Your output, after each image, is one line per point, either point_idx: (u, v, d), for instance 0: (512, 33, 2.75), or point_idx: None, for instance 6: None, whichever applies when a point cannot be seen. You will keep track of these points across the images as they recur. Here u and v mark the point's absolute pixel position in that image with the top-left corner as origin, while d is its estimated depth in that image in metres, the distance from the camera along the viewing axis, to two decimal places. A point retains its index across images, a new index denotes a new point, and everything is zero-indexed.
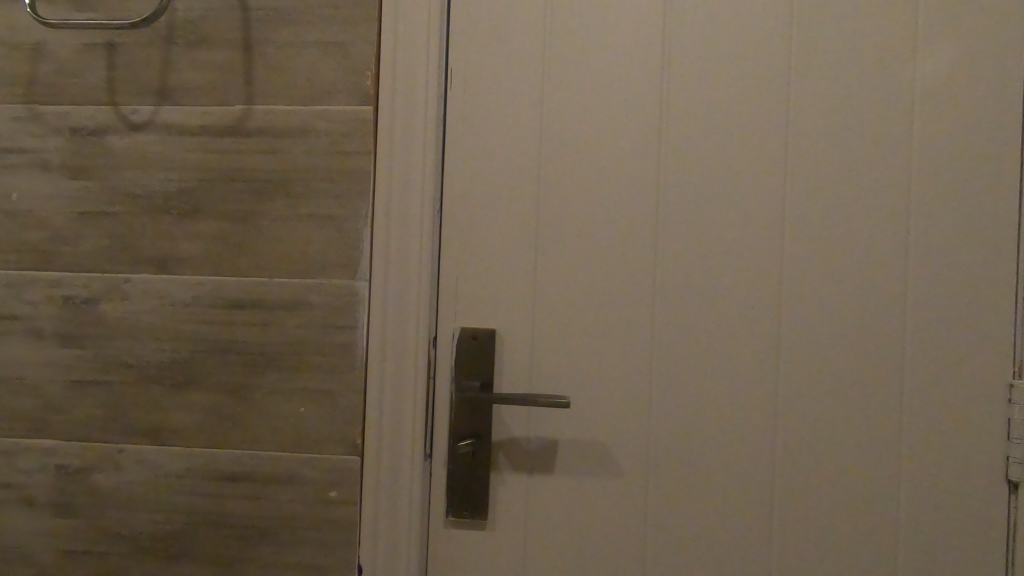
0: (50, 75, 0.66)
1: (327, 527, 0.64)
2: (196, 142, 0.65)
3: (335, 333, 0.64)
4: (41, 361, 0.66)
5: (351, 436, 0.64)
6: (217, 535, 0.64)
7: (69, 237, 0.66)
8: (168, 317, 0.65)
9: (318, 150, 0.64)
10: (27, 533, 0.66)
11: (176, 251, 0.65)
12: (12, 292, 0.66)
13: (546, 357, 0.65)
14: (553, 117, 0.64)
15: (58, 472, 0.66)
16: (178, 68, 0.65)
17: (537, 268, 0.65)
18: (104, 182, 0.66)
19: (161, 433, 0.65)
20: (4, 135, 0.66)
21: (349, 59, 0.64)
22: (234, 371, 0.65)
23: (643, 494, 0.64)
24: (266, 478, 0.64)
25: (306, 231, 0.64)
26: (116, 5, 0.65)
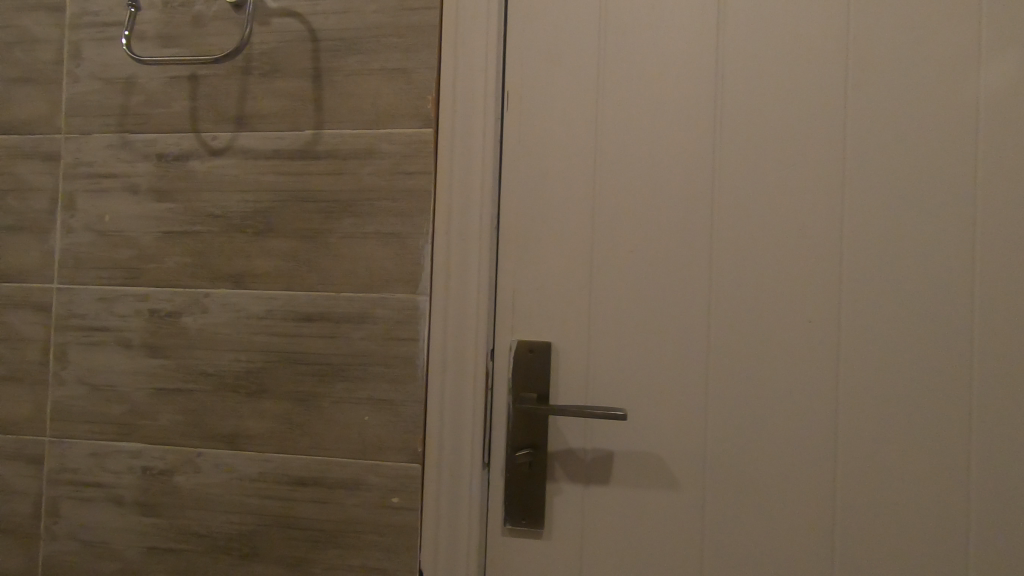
0: (141, 107, 0.72)
1: (390, 531, 0.66)
2: (270, 165, 0.70)
3: (398, 345, 0.67)
4: (130, 369, 0.71)
5: (413, 444, 0.66)
6: (287, 537, 0.68)
7: (155, 255, 0.71)
8: (244, 329, 0.69)
9: (382, 170, 0.68)
10: (113, 530, 0.71)
11: (251, 267, 0.70)
12: (104, 305, 0.72)
13: (601, 369, 0.66)
14: (606, 136, 0.66)
15: (144, 473, 0.71)
16: (255, 97, 0.70)
17: (591, 282, 0.66)
18: (187, 203, 0.71)
19: (237, 438, 0.69)
20: (100, 162, 0.73)
21: (412, 84, 0.67)
22: (304, 380, 0.68)
23: (700, 507, 0.64)
24: (333, 482, 0.67)
25: (371, 247, 0.67)
26: (200, 40, 0.71)
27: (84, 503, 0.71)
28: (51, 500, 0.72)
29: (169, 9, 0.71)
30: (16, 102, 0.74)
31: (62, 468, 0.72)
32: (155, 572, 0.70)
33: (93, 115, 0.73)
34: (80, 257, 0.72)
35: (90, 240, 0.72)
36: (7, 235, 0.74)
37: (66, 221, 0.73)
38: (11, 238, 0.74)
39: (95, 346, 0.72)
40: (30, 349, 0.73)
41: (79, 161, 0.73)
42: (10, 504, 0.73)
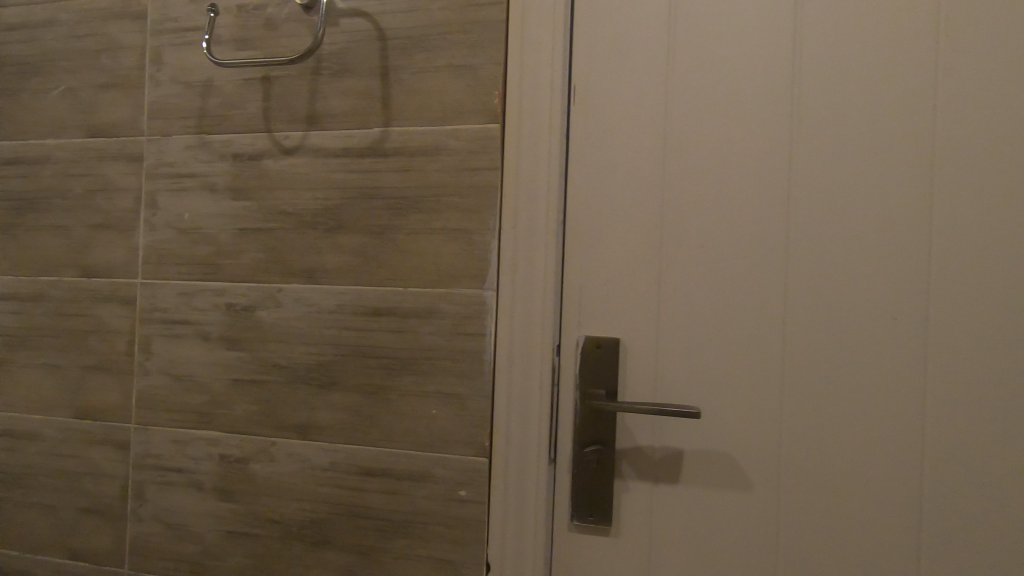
0: (217, 108, 0.75)
1: (457, 524, 0.67)
2: (340, 163, 0.71)
3: (465, 340, 0.67)
4: (209, 360, 0.74)
5: (480, 438, 0.67)
6: (358, 526, 0.70)
7: (231, 251, 0.74)
8: (316, 324, 0.71)
9: (449, 167, 0.68)
10: (194, 514, 0.74)
11: (322, 262, 0.71)
12: (185, 299, 0.75)
13: (670, 366, 0.65)
14: (677, 129, 0.65)
15: (222, 460, 0.74)
16: (325, 97, 0.72)
17: (660, 278, 0.65)
18: (260, 201, 0.73)
19: (308, 429, 0.71)
20: (180, 162, 0.76)
21: (478, 80, 0.68)
22: (373, 373, 0.70)
23: (774, 508, 0.62)
24: (402, 474, 0.69)
25: (439, 243, 0.68)
26: (272, 42, 0.73)
27: (167, 487, 0.75)
28: (137, 483, 0.76)
29: (243, 13, 0.74)
30: (103, 107, 0.78)
31: (147, 454, 0.76)
32: (232, 555, 0.73)
33: (173, 117, 0.76)
34: (161, 253, 0.76)
35: (172, 237, 0.76)
36: (96, 232, 0.78)
37: (149, 218, 0.76)
38: (98, 235, 0.78)
39: (176, 338, 0.75)
40: (117, 341, 0.77)
41: (161, 162, 0.76)
42: (100, 486, 0.77)
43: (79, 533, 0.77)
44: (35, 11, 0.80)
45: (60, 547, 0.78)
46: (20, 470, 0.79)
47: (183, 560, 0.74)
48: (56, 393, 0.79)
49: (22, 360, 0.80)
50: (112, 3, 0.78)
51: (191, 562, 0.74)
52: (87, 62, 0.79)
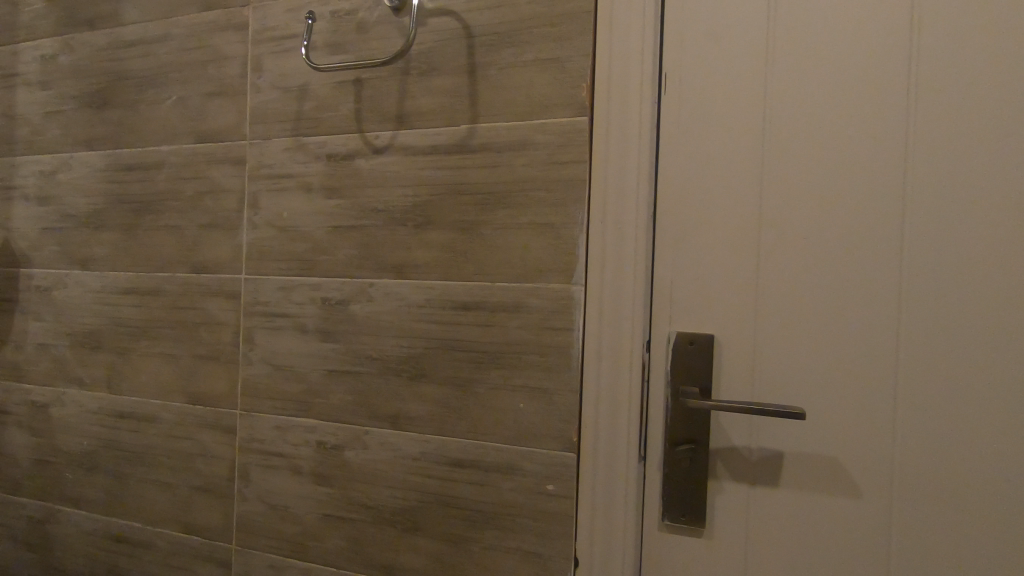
0: (312, 112, 0.78)
1: (544, 518, 0.67)
2: (428, 160, 0.73)
3: (552, 334, 0.67)
4: (306, 352, 0.78)
5: (569, 433, 0.66)
6: (447, 515, 0.71)
7: (327, 248, 0.77)
8: (406, 318, 0.74)
9: (536, 161, 0.68)
10: (294, 496, 0.79)
11: (411, 258, 0.73)
12: (284, 293, 0.80)
13: (769, 364, 0.62)
14: (776, 113, 0.62)
15: (318, 447, 0.77)
16: (413, 96, 0.74)
17: (758, 272, 0.62)
18: (353, 200, 0.76)
19: (399, 420, 0.74)
20: (279, 163, 0.80)
21: (565, 73, 0.67)
22: (461, 366, 0.71)
23: (886, 515, 0.58)
24: (490, 467, 0.70)
25: (525, 238, 0.68)
26: (364, 46, 0.75)
27: (269, 470, 0.80)
28: (243, 466, 0.81)
29: (336, 19, 0.77)
30: (210, 114, 0.84)
31: (251, 438, 0.81)
32: (328, 537, 0.77)
33: (272, 121, 0.80)
34: (262, 251, 0.81)
35: (272, 235, 0.80)
36: (204, 232, 0.84)
37: (251, 217, 0.81)
38: (207, 234, 0.84)
39: (276, 330, 0.80)
40: (224, 333, 0.83)
41: (261, 164, 0.81)
42: (210, 467, 0.83)
43: (192, 510, 0.84)
44: (150, 28, 0.87)
45: (176, 521, 0.85)
46: (142, 450, 0.87)
47: (283, 539, 0.79)
48: (172, 380, 0.85)
49: (142, 350, 0.87)
50: (217, 16, 0.83)
51: (291, 542, 0.79)
52: (196, 73, 0.84)
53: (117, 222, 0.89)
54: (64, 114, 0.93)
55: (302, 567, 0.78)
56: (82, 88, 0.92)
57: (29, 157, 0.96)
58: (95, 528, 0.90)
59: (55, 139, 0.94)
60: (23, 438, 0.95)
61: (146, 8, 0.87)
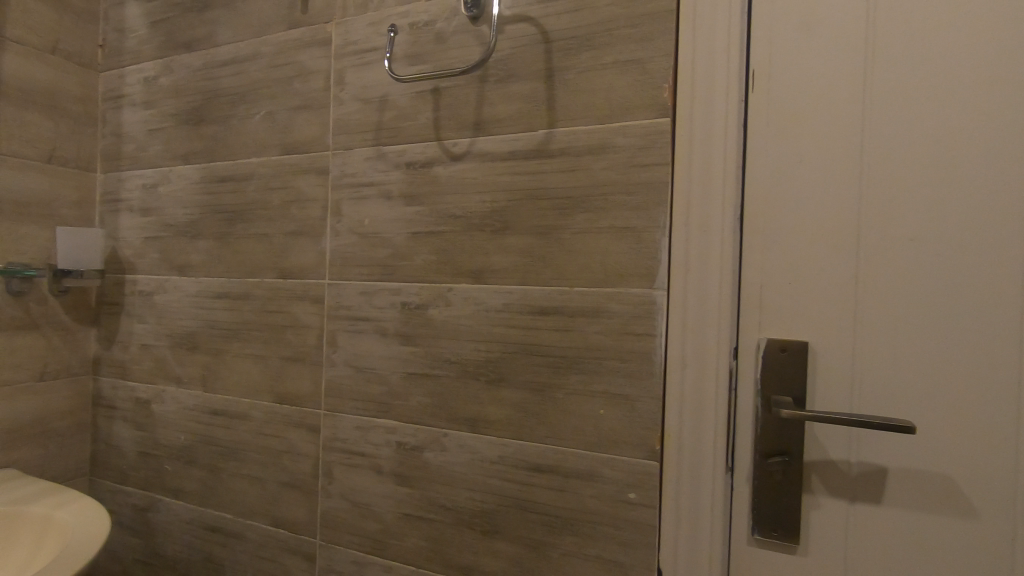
0: (392, 121, 0.81)
1: (626, 526, 0.66)
2: (506, 166, 0.73)
3: (634, 340, 0.66)
4: (387, 355, 0.81)
5: (652, 441, 0.65)
6: (525, 519, 0.71)
7: (406, 254, 0.80)
8: (484, 322, 0.74)
9: (616, 165, 0.67)
10: (375, 495, 0.81)
11: (490, 263, 0.74)
12: (365, 298, 0.82)
13: (871, 373, 0.58)
14: (875, 107, 0.58)
15: (399, 447, 0.80)
16: (491, 103, 0.75)
17: (857, 277, 0.59)
18: (432, 206, 0.78)
19: (478, 423, 0.75)
20: (361, 172, 0.83)
21: (647, 74, 0.66)
22: (540, 371, 0.71)
23: (1009, 541, 0.54)
24: (569, 473, 0.69)
25: (605, 243, 0.68)
26: (443, 55, 0.77)
27: (352, 469, 0.83)
28: (327, 463, 0.84)
29: (416, 30, 0.79)
30: (297, 126, 0.88)
31: (335, 437, 0.84)
32: (409, 536, 0.79)
33: (355, 132, 0.83)
34: (345, 256, 0.84)
35: (354, 242, 0.83)
36: (291, 239, 0.88)
37: (334, 225, 0.85)
38: (293, 242, 0.88)
39: (359, 333, 0.83)
40: (309, 335, 0.86)
41: (344, 174, 0.84)
42: (297, 464, 0.87)
43: (280, 505, 0.88)
44: (242, 47, 0.92)
45: (265, 515, 0.89)
46: (234, 445, 0.92)
47: (366, 536, 0.81)
48: (261, 380, 0.90)
49: (234, 351, 0.92)
50: (303, 33, 0.87)
51: (373, 539, 0.81)
52: (283, 88, 0.89)
53: (211, 231, 0.95)
54: (164, 131, 1.00)
55: (384, 564, 0.80)
56: (180, 107, 0.99)
57: (134, 172, 1.04)
58: (192, 518, 0.96)
59: (156, 155, 1.01)
60: (129, 431, 1.03)
61: (238, 29, 0.93)
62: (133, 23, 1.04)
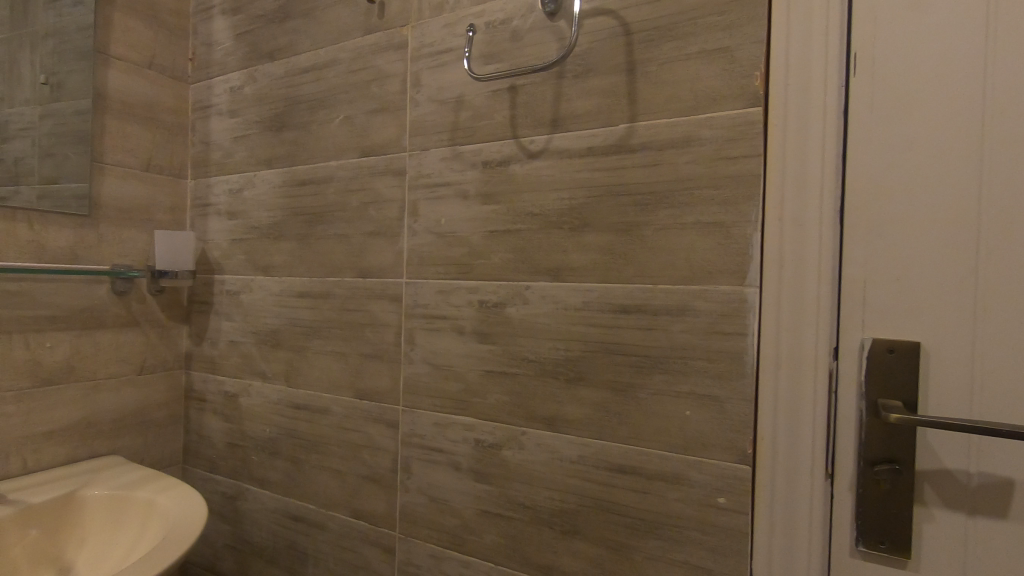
0: (468, 121, 0.81)
1: (716, 532, 0.64)
2: (585, 162, 0.72)
3: (722, 340, 0.64)
4: (464, 352, 0.81)
5: (743, 444, 0.63)
6: (607, 521, 0.70)
7: (483, 252, 0.80)
8: (563, 320, 0.74)
9: (703, 158, 0.65)
10: (453, 491, 0.82)
11: (569, 261, 0.73)
12: (442, 296, 0.83)
13: (992, 377, 0.54)
14: (998, 88, 0.53)
15: (477, 444, 0.80)
16: (569, 99, 0.74)
17: (977, 273, 0.54)
18: (509, 204, 0.78)
19: (557, 422, 0.74)
20: (437, 172, 0.84)
21: (735, 63, 0.63)
22: (622, 371, 0.70)
23: None
24: (653, 475, 0.68)
25: (690, 239, 0.66)
26: (519, 53, 0.77)
27: (430, 465, 0.84)
28: (405, 458, 0.86)
29: (492, 29, 0.79)
30: (374, 129, 0.90)
31: (413, 433, 0.86)
32: (487, 533, 0.79)
33: (431, 133, 0.85)
34: (422, 256, 0.85)
35: (431, 241, 0.84)
36: (369, 239, 0.90)
37: (411, 225, 0.86)
38: (372, 242, 0.90)
39: (436, 331, 0.84)
40: (387, 333, 0.88)
41: (420, 174, 0.85)
42: (376, 458, 0.89)
43: (361, 498, 0.91)
44: (321, 55, 0.95)
45: (346, 507, 0.92)
46: (316, 439, 0.96)
47: (444, 531, 0.83)
48: (341, 376, 0.93)
49: (316, 348, 0.96)
50: (380, 38, 0.89)
51: (452, 535, 0.82)
52: (361, 93, 0.91)
53: (293, 233, 0.98)
54: (249, 138, 1.05)
55: (462, 560, 0.81)
56: (263, 114, 1.03)
57: (221, 177, 1.09)
58: (277, 507, 1.00)
59: (242, 161, 1.06)
60: (218, 423, 1.09)
61: (317, 37, 0.96)
62: (219, 37, 1.10)
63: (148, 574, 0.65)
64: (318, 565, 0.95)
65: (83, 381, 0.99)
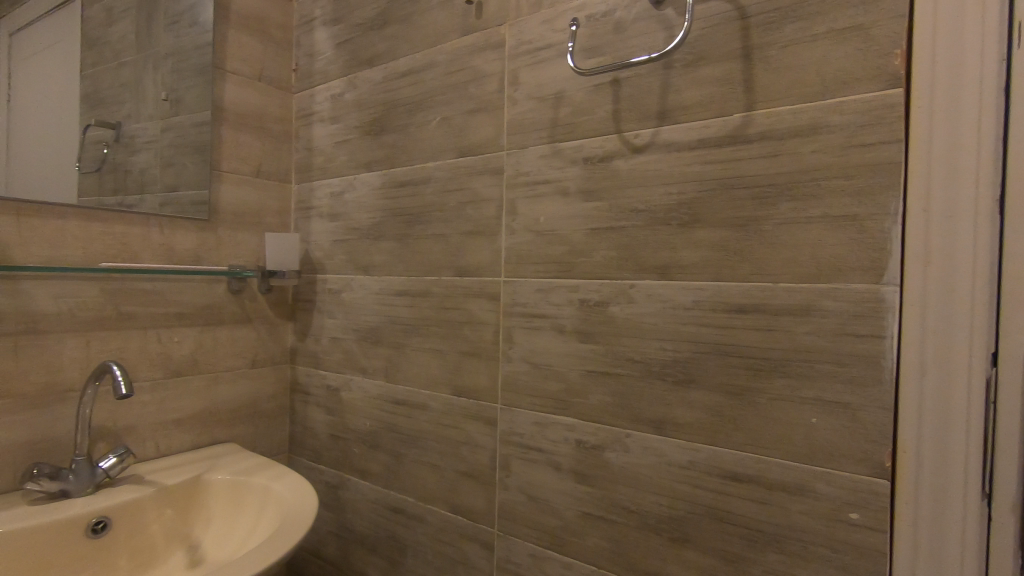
0: (569, 117, 0.80)
1: (847, 549, 0.59)
2: (695, 155, 0.69)
3: (855, 343, 0.59)
4: (564, 352, 0.81)
5: (880, 457, 0.58)
6: (720, 531, 0.67)
7: (585, 250, 0.79)
8: (671, 320, 0.71)
9: (832, 146, 0.60)
10: (554, 491, 0.81)
11: (678, 258, 0.71)
12: (542, 295, 0.83)
13: None
14: None
15: (578, 445, 0.79)
16: (677, 90, 0.71)
17: None
18: (612, 201, 0.76)
19: (665, 425, 0.72)
20: (537, 170, 0.83)
21: (870, 42, 0.58)
22: (736, 374, 0.66)
23: None
24: (773, 484, 0.64)
25: (817, 234, 0.61)
26: (624, 45, 0.75)
27: (529, 464, 0.84)
28: (504, 456, 0.87)
29: (593, 23, 0.78)
30: (472, 129, 0.91)
31: (512, 432, 0.86)
32: (590, 536, 0.78)
33: (529, 131, 0.84)
34: (521, 254, 0.85)
35: (531, 239, 0.84)
36: (468, 239, 0.91)
37: (509, 223, 0.86)
38: (469, 241, 0.91)
39: (535, 330, 0.84)
40: (485, 331, 0.89)
41: (519, 173, 0.85)
42: (474, 455, 0.90)
43: (459, 493, 0.92)
44: (418, 58, 0.98)
45: (445, 501, 0.94)
46: (415, 433, 0.98)
47: (544, 531, 0.82)
48: (440, 373, 0.95)
49: (414, 345, 0.98)
50: (477, 38, 0.90)
51: (552, 535, 0.81)
52: (458, 94, 0.93)
53: (392, 233, 1.01)
54: (350, 143, 1.09)
55: (563, 561, 0.80)
56: (363, 119, 1.07)
57: (324, 181, 1.15)
58: (378, 498, 1.04)
59: (342, 164, 1.11)
60: (321, 415, 1.14)
61: (415, 42, 0.98)
62: (321, 47, 1.15)
63: (266, 560, 0.69)
64: (417, 557, 0.97)
65: (205, 373, 1.07)
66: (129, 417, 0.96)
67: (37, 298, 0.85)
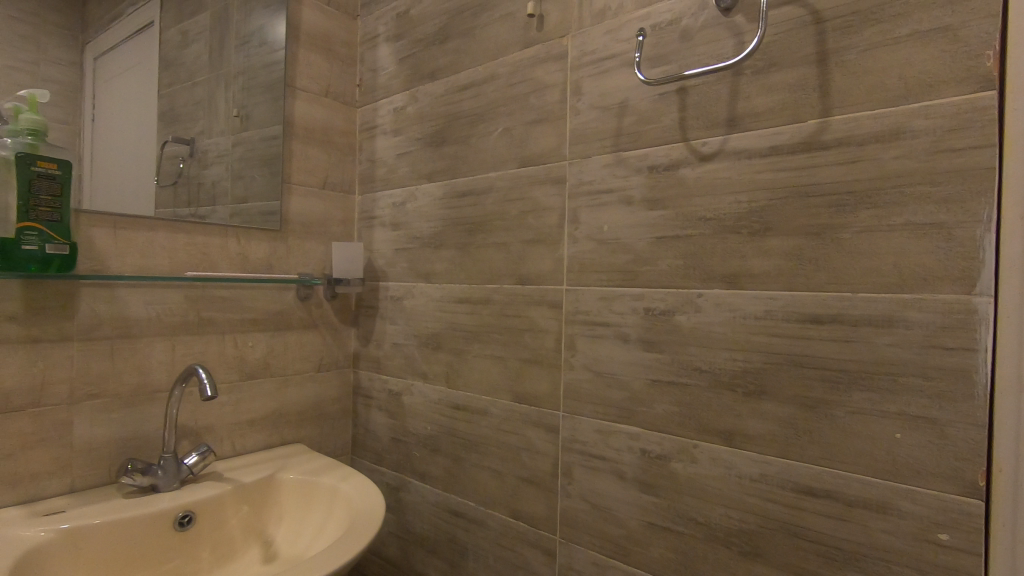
0: (633, 126, 0.80)
1: (935, 571, 0.57)
2: (766, 163, 0.68)
3: (943, 356, 0.57)
4: (628, 360, 0.81)
5: (973, 475, 0.55)
6: (794, 547, 0.66)
7: (650, 259, 0.78)
8: (740, 329, 0.70)
9: (917, 152, 0.58)
10: (617, 499, 0.81)
11: (748, 267, 0.70)
12: (605, 303, 0.83)
13: None
14: None
15: (643, 454, 0.79)
16: (747, 96, 0.70)
17: None
18: (678, 209, 0.76)
19: (734, 436, 0.70)
20: (600, 179, 0.84)
21: (959, 43, 0.56)
22: (811, 385, 0.65)
23: None
24: (852, 501, 0.62)
25: (900, 242, 0.59)
26: (691, 53, 0.75)
27: (592, 471, 0.84)
28: (566, 463, 0.87)
29: (659, 32, 0.78)
30: (534, 139, 0.92)
31: (574, 439, 0.86)
32: (655, 546, 0.77)
33: (592, 140, 0.85)
34: (583, 263, 0.86)
35: (593, 248, 0.84)
36: (529, 247, 0.92)
37: (571, 232, 0.87)
38: (531, 249, 0.92)
39: (598, 338, 0.84)
40: (547, 338, 0.90)
41: (581, 182, 0.86)
42: (535, 461, 0.91)
43: (520, 498, 0.93)
44: (480, 71, 1.00)
45: (505, 506, 0.95)
46: (475, 438, 1.00)
47: (608, 539, 0.82)
48: (501, 380, 0.96)
49: (475, 351, 1.00)
50: (539, 50, 0.91)
51: (615, 544, 0.81)
52: (519, 105, 0.94)
53: (453, 242, 1.04)
54: (411, 155, 1.13)
55: (628, 571, 0.80)
56: (424, 131, 1.10)
57: (386, 192, 1.18)
58: (438, 501, 1.06)
59: (404, 175, 1.14)
60: (383, 419, 1.18)
61: (476, 55, 1.00)
62: (384, 62, 1.20)
63: (337, 561, 0.71)
64: (477, 560, 0.99)
65: (276, 376, 1.12)
66: (209, 417, 1.01)
67: (130, 305, 0.91)
